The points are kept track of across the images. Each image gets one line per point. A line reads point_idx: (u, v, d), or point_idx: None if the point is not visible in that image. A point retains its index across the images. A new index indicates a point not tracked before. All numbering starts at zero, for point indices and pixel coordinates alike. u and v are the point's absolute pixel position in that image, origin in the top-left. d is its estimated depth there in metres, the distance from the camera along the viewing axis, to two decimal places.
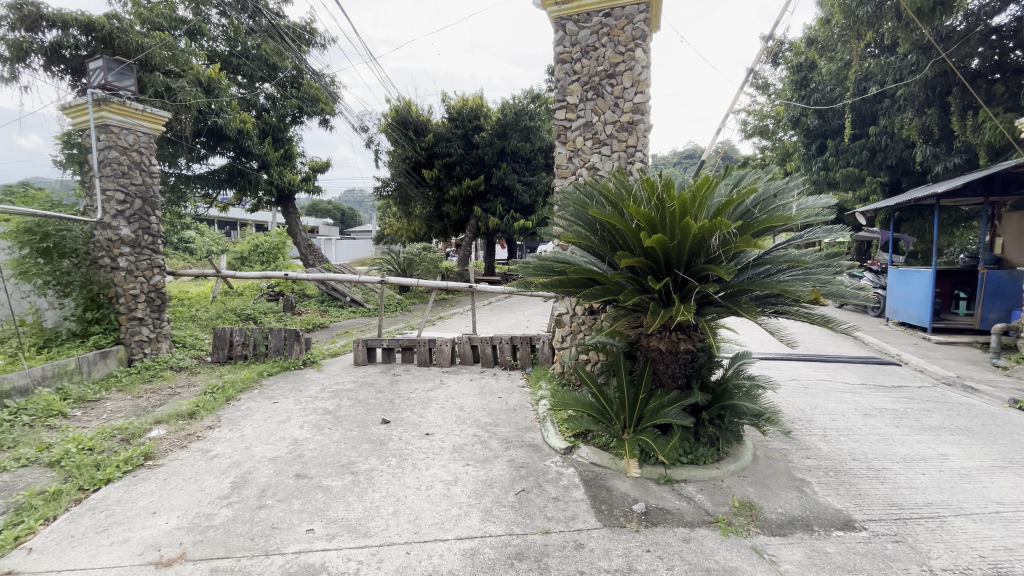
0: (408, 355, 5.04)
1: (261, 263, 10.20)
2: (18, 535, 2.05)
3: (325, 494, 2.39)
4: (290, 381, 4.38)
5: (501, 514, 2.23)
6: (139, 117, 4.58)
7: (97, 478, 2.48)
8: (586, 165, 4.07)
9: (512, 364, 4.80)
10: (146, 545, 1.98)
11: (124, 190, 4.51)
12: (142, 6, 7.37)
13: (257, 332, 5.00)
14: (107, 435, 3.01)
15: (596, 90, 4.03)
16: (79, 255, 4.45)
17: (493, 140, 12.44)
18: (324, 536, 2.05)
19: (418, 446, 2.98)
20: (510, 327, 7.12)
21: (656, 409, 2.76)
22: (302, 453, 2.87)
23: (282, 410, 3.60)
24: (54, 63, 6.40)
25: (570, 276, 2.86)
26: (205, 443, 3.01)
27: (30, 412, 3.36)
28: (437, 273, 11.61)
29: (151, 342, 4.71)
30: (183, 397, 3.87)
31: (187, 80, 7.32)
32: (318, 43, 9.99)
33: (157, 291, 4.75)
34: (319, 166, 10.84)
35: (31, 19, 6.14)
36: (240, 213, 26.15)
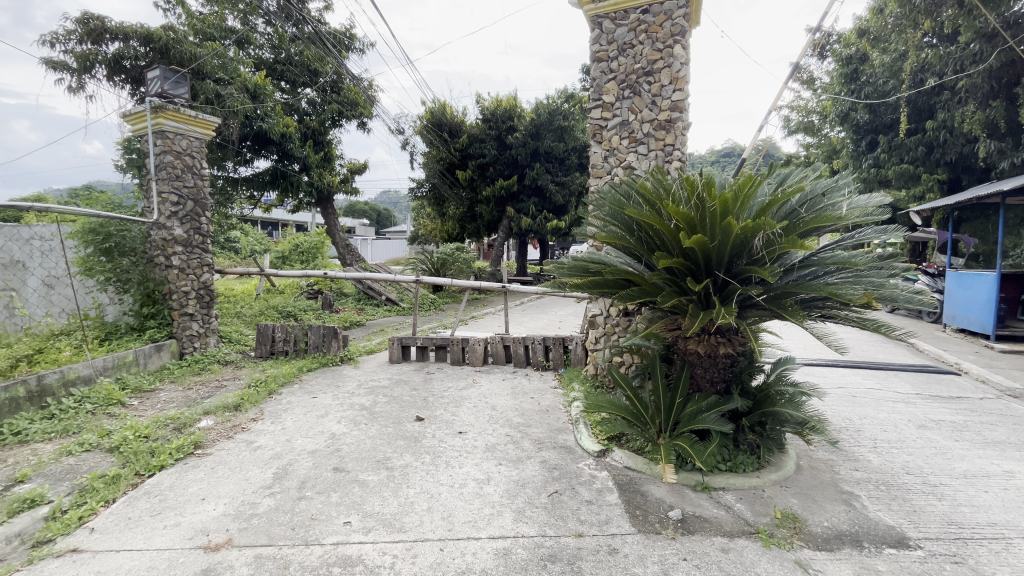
0: (441, 354, 5.09)
1: (300, 263, 10.62)
2: (81, 515, 2.19)
3: (361, 488, 2.45)
4: (328, 377, 4.52)
5: (534, 515, 2.23)
6: (192, 124, 4.82)
7: (152, 464, 2.63)
8: (621, 164, 4.02)
9: (544, 365, 4.78)
10: (196, 530, 2.09)
11: (177, 193, 4.75)
12: (194, 18, 7.80)
13: (297, 329, 5.17)
14: (160, 424, 3.18)
15: (632, 88, 3.97)
16: (137, 254, 4.71)
17: (527, 140, 12.44)
18: (361, 530, 2.10)
19: (451, 444, 3.01)
20: (542, 328, 7.13)
21: (693, 414, 2.69)
22: (339, 447, 2.94)
23: (320, 405, 3.71)
24: (116, 73, 6.84)
25: (606, 277, 2.82)
26: (249, 435, 3.13)
27: (93, 400, 3.59)
28: (469, 273, 11.73)
29: (200, 337, 4.97)
30: (228, 390, 4.05)
31: (235, 87, 7.66)
32: (357, 48, 10.23)
33: (206, 289, 5.01)
34: (356, 168, 11.12)
35: (97, 32, 6.58)
36: (281, 214, 27.14)
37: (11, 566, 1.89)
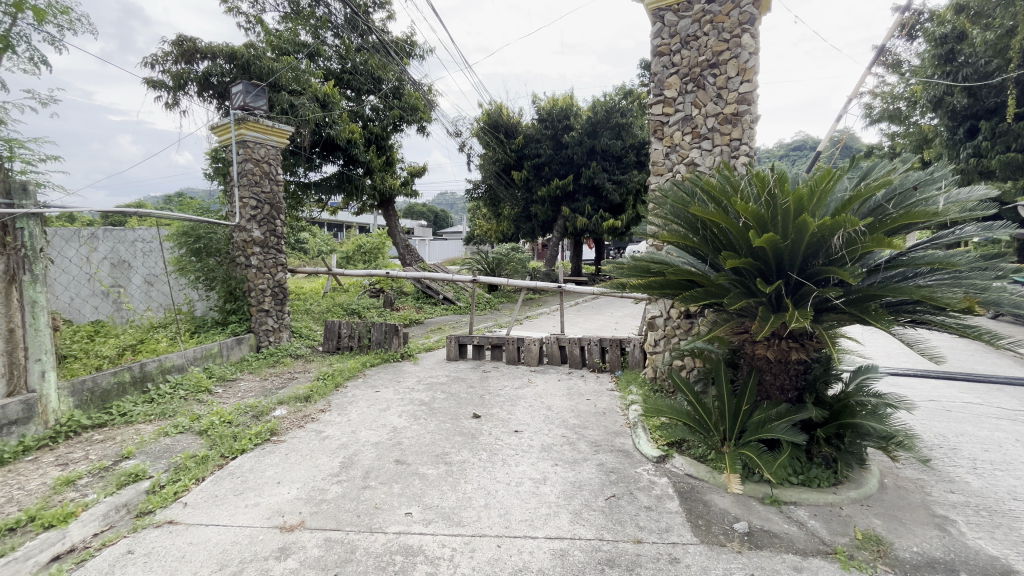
0: (497, 353, 5.16)
1: (363, 263, 11.36)
2: (177, 490, 2.42)
3: (422, 481, 2.53)
4: (390, 372, 4.72)
5: (591, 517, 2.21)
6: (268, 133, 5.17)
7: (235, 448, 2.87)
8: (684, 161, 3.88)
9: (600, 366, 4.71)
10: (273, 511, 2.24)
11: (256, 198, 5.13)
12: (272, 35, 8.39)
13: (361, 325, 5.43)
14: (241, 411, 3.45)
15: (696, 82, 3.82)
16: (221, 255, 5.16)
17: (583, 139, 12.31)
18: (422, 521, 2.17)
19: (507, 442, 3.04)
20: (598, 328, 7.04)
21: (761, 422, 2.56)
22: (400, 440, 3.06)
23: (383, 399, 3.88)
24: (205, 89, 7.50)
25: (667, 278, 2.74)
26: (318, 425, 3.33)
27: (185, 387, 3.95)
28: (524, 273, 11.79)
29: (275, 331, 5.32)
30: (299, 382, 4.33)
31: (306, 97, 8.15)
32: (418, 55, 10.57)
33: (280, 287, 5.36)
34: (416, 171, 11.49)
35: (189, 53, 7.24)
36: (347, 217, 28.60)
37: (120, 533, 2.12)
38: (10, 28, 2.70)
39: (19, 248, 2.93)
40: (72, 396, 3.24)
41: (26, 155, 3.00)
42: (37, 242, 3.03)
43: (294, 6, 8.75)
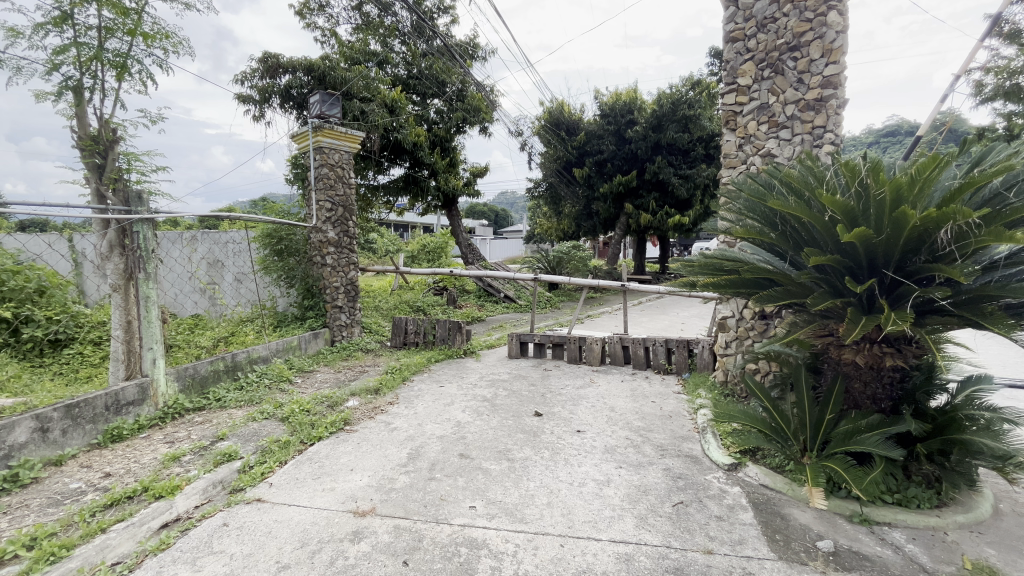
0: (558, 352, 5.13)
1: (427, 262, 11.71)
2: (264, 471, 2.63)
3: (485, 476, 2.58)
4: (454, 368, 4.84)
5: (657, 523, 2.14)
6: (343, 139, 5.49)
7: (313, 435, 3.07)
8: (759, 152, 3.65)
9: (666, 368, 4.55)
10: (348, 497, 2.38)
11: (331, 201, 5.45)
12: (345, 46, 8.88)
13: (427, 322, 5.62)
14: (318, 401, 3.68)
15: (774, 67, 3.59)
16: (300, 254, 5.57)
17: (647, 133, 11.95)
18: (485, 515, 2.20)
19: (570, 442, 3.02)
20: (663, 329, 6.81)
21: (849, 434, 2.35)
22: (464, 435, 3.13)
23: (447, 394, 3.99)
24: (286, 101, 8.08)
25: (742, 276, 2.60)
26: (387, 417, 3.48)
27: (269, 376, 4.29)
28: (585, 272, 11.66)
29: (347, 327, 5.63)
30: (370, 375, 4.56)
31: (376, 103, 8.53)
32: (480, 56, 10.74)
33: (352, 285, 5.65)
34: (478, 172, 11.70)
35: (273, 68, 7.83)
36: (412, 218, 29.77)
37: (216, 506, 2.34)
38: (127, 53, 3.05)
39: (135, 249, 3.31)
40: (177, 381, 3.61)
41: (140, 166, 3.38)
42: (150, 244, 3.39)
43: (365, 18, 9.19)
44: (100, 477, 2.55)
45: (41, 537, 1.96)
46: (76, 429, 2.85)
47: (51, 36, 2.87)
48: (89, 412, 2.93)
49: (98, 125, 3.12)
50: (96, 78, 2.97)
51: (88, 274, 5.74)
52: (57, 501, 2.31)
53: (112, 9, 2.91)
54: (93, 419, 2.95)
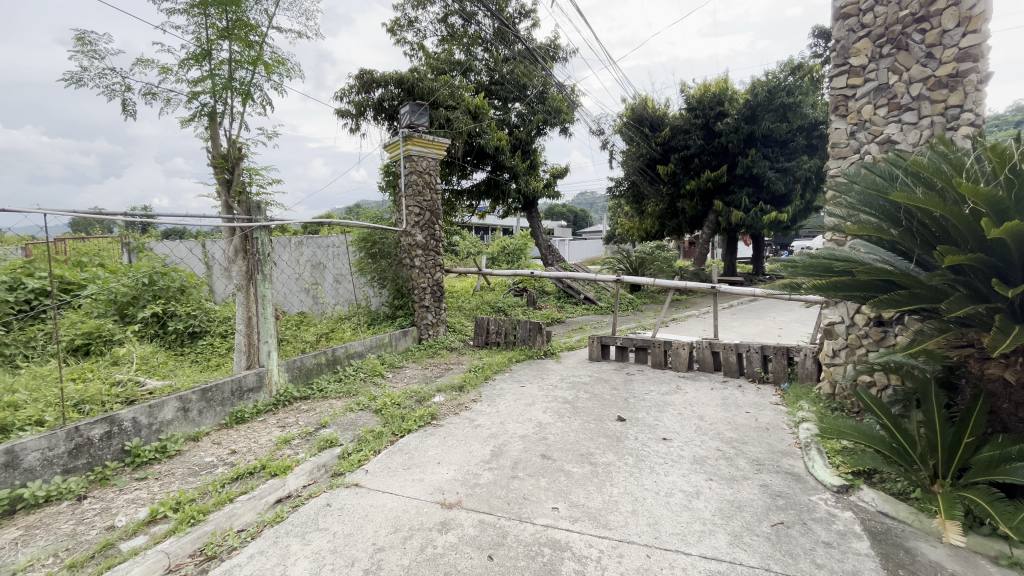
0: (641, 356, 4.97)
1: (507, 263, 11.94)
2: (361, 458, 2.83)
3: (567, 478, 2.56)
4: (534, 369, 4.88)
5: (754, 543, 1.99)
6: (429, 146, 5.76)
7: (404, 427, 3.25)
8: (876, 139, 3.27)
9: (761, 376, 4.23)
10: (435, 488, 2.49)
11: (419, 206, 5.74)
12: (432, 58, 9.31)
13: (508, 323, 5.71)
14: (408, 395, 3.90)
15: (895, 43, 3.20)
16: (391, 257, 5.97)
17: (739, 124, 11.20)
18: (568, 518, 2.19)
19: (655, 449, 2.91)
20: (757, 334, 6.32)
21: (993, 461, 2.03)
22: (546, 435, 3.14)
23: (528, 394, 4.03)
24: (378, 113, 8.63)
25: (855, 278, 2.36)
26: (470, 413, 3.59)
27: (364, 370, 4.61)
28: (670, 272, 11.19)
29: (434, 325, 5.87)
30: (454, 372, 4.74)
31: (460, 110, 8.84)
32: (561, 57, 10.73)
33: (438, 286, 5.89)
34: (558, 173, 11.68)
35: (368, 83, 8.34)
36: (493, 221, 30.58)
37: (321, 488, 2.56)
38: (251, 80, 3.45)
39: (254, 253, 3.73)
40: (288, 372, 4.01)
41: (258, 180, 3.79)
42: (265, 248, 3.81)
43: (450, 29, 9.55)
44: (227, 453, 2.90)
45: (184, 501, 2.29)
46: (208, 410, 3.27)
47: (192, 70, 3.33)
48: (219, 395, 3.34)
49: (228, 145, 3.55)
50: (226, 104, 3.39)
51: (216, 275, 6.53)
52: (195, 471, 2.68)
53: (240, 43, 3.31)
54: (222, 402, 3.37)
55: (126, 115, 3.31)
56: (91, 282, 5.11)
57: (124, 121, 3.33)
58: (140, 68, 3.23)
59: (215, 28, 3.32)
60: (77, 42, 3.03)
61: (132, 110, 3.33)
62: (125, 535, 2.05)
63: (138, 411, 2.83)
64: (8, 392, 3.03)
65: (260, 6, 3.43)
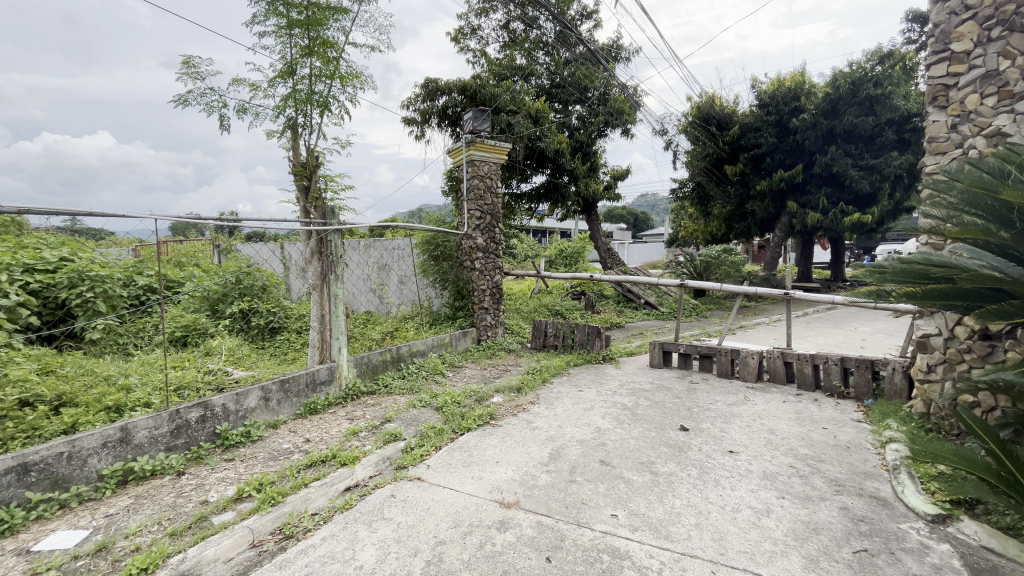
0: (706, 364, 4.77)
1: (565, 266, 11.90)
2: (423, 453, 2.94)
3: (627, 486, 2.52)
4: (592, 373, 4.83)
5: (833, 569, 1.85)
6: (491, 151, 5.86)
7: (464, 426, 3.33)
8: (983, 132, 2.94)
9: (841, 392, 3.92)
10: (494, 487, 2.53)
11: (480, 210, 5.86)
12: (494, 64, 9.49)
13: (566, 326, 5.69)
14: (467, 394, 3.99)
15: (1007, 24, 2.87)
16: (453, 259, 6.13)
17: (817, 120, 10.47)
18: (628, 526, 2.15)
19: (720, 462, 2.78)
20: (836, 345, 5.86)
21: None
22: (604, 441, 3.10)
23: (587, 398, 3.98)
24: (442, 120, 8.89)
25: (955, 285, 2.14)
26: (528, 415, 3.62)
27: (425, 368, 4.78)
28: (737, 278, 10.67)
29: (492, 327, 5.96)
30: (512, 374, 4.79)
31: (521, 115, 8.93)
32: (624, 57, 10.56)
33: (497, 288, 5.98)
34: (619, 175, 11.47)
35: (433, 91, 8.58)
36: (551, 224, 30.57)
37: (386, 479, 2.68)
38: (329, 92, 3.68)
39: (328, 254, 3.97)
40: (356, 367, 4.23)
41: (333, 186, 4.05)
42: (338, 250, 4.05)
43: (512, 34, 9.68)
44: (302, 441, 3.12)
45: (265, 483, 2.48)
46: (286, 400, 3.52)
47: (278, 86, 3.62)
48: (295, 386, 3.60)
49: (307, 154, 3.82)
50: (307, 116, 3.65)
51: (294, 274, 7.01)
52: (275, 456, 2.90)
53: (321, 59, 3.55)
54: (298, 393, 3.62)
55: (221, 129, 3.66)
56: (188, 280, 5.71)
57: (220, 134, 3.68)
58: (234, 86, 3.56)
59: (299, 46, 3.59)
60: (183, 66, 3.39)
61: (227, 124, 3.67)
62: (216, 510, 2.26)
63: (227, 398, 3.11)
64: (123, 375, 3.44)
65: (339, 24, 3.68)
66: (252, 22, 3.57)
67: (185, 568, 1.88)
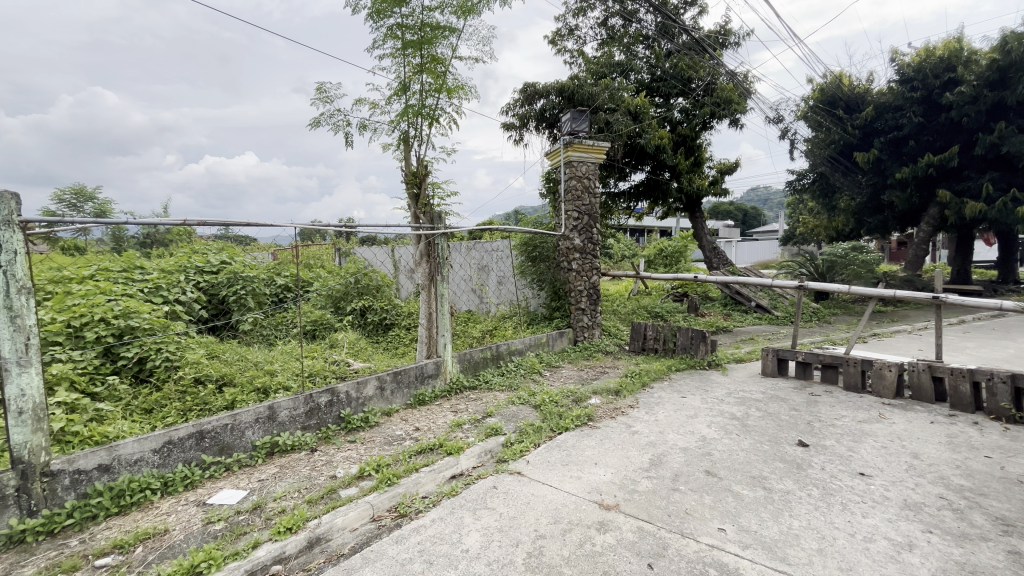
0: (830, 375, 4.29)
1: (665, 266, 11.40)
2: (523, 448, 3.03)
3: (736, 500, 2.36)
4: (697, 379, 4.58)
5: None
6: (590, 151, 5.84)
7: (562, 425, 3.36)
8: None
9: (1010, 416, 3.29)
10: (592, 488, 2.53)
11: (578, 210, 5.85)
12: (592, 63, 9.38)
13: (668, 329, 5.46)
14: (565, 394, 4.02)
15: None
16: (550, 260, 6.20)
17: (979, 92, 8.85)
18: (737, 542, 2.03)
19: (848, 484, 2.50)
20: (1003, 360, 4.91)
21: None
22: (711, 451, 2.94)
23: (690, 405, 3.80)
24: (540, 123, 9.02)
25: None
26: (627, 419, 3.55)
27: (523, 366, 4.89)
28: (870, 279, 9.40)
29: (589, 328, 5.91)
30: (610, 376, 4.73)
31: (620, 112, 8.71)
32: (733, 42, 9.85)
33: (594, 289, 5.92)
34: (726, 168, 10.71)
35: (530, 94, 8.80)
36: (652, 223, 29.38)
37: (488, 470, 2.81)
38: (438, 105, 3.93)
39: (436, 257, 4.24)
40: (459, 363, 4.47)
41: (439, 193, 4.33)
42: (445, 253, 4.30)
43: (610, 31, 9.52)
44: (412, 429, 3.38)
45: (383, 464, 2.74)
46: (398, 390, 3.83)
47: (394, 103, 3.96)
48: (406, 378, 3.90)
49: (418, 164, 4.12)
50: (418, 129, 3.94)
51: (403, 275, 7.59)
52: (390, 441, 3.19)
53: (431, 75, 3.82)
54: (409, 384, 3.93)
55: (346, 145, 4.10)
56: (316, 281, 6.45)
57: (345, 149, 4.12)
58: (357, 106, 3.97)
59: (412, 65, 3.89)
60: (317, 92, 3.86)
61: (351, 140, 4.09)
62: (343, 484, 2.55)
63: (350, 385, 3.47)
64: (268, 362, 4.00)
65: (448, 42, 3.93)
66: (373, 47, 3.94)
67: (321, 531, 2.15)
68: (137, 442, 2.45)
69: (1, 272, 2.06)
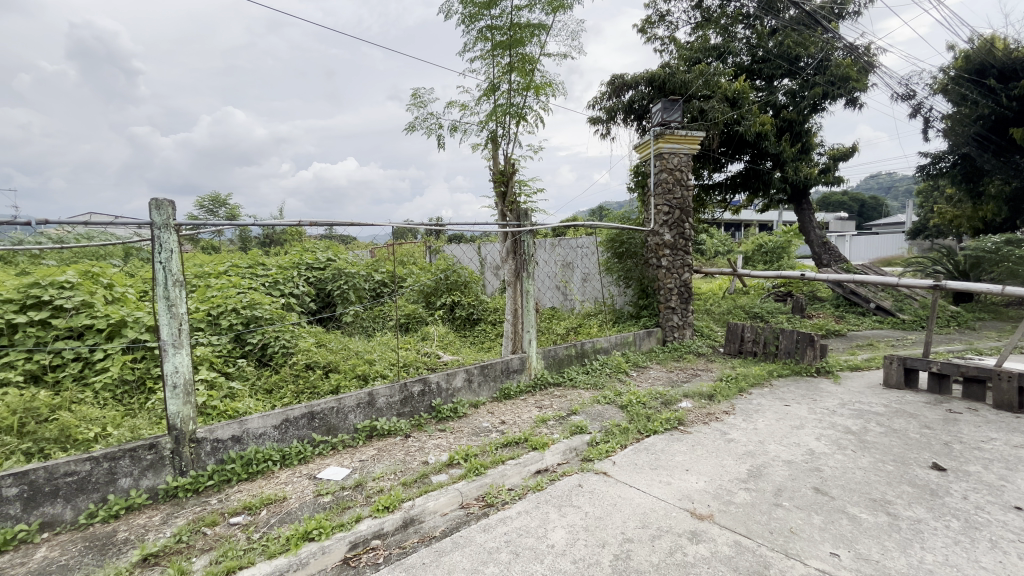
0: (974, 390, 3.69)
1: (765, 263, 10.51)
2: (609, 449, 2.97)
3: (853, 523, 2.12)
4: (803, 387, 4.18)
5: None
6: (682, 142, 5.56)
7: (650, 428, 3.24)
8: None
9: None
10: (683, 495, 2.42)
11: (669, 204, 5.60)
12: (685, 48, 8.92)
13: (768, 331, 5.04)
14: (653, 396, 3.87)
15: None
16: (638, 256, 6.03)
17: None
18: (853, 570, 1.82)
19: (999, 519, 2.13)
20: None
21: None
22: (821, 467, 2.66)
23: (796, 415, 3.47)
24: (628, 115, 8.81)
25: None
26: (723, 426, 3.33)
27: (608, 365, 4.79)
28: None
29: (680, 328, 5.62)
30: (703, 379, 4.48)
31: (716, 99, 8.07)
32: (851, 12, 8.80)
33: (686, 286, 5.62)
34: (841, 153, 9.62)
35: (618, 86, 8.64)
36: (750, 216, 27.24)
37: (573, 468, 2.80)
38: (524, 103, 3.96)
39: (521, 254, 4.28)
40: (544, 359, 4.49)
41: (526, 191, 4.38)
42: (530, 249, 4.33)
43: (705, 13, 8.97)
44: (498, 422, 3.46)
45: (471, 454, 2.84)
46: (485, 383, 3.94)
47: (483, 103, 4.06)
48: (492, 372, 4.00)
49: (505, 162, 4.20)
50: (505, 128, 4.01)
51: (489, 271, 7.81)
52: (477, 432, 3.29)
53: (519, 74, 3.88)
54: (495, 377, 4.02)
55: (438, 146, 4.29)
56: (409, 276, 6.85)
57: (437, 151, 4.32)
58: (448, 109, 4.14)
59: (501, 65, 3.97)
60: (412, 97, 4.08)
61: (441, 141, 4.28)
62: (435, 470, 2.69)
63: (440, 376, 3.64)
64: (367, 352, 4.32)
65: (538, 39, 3.95)
66: (464, 50, 4.07)
67: (414, 513, 2.28)
68: (261, 418, 2.78)
69: (162, 267, 2.44)
